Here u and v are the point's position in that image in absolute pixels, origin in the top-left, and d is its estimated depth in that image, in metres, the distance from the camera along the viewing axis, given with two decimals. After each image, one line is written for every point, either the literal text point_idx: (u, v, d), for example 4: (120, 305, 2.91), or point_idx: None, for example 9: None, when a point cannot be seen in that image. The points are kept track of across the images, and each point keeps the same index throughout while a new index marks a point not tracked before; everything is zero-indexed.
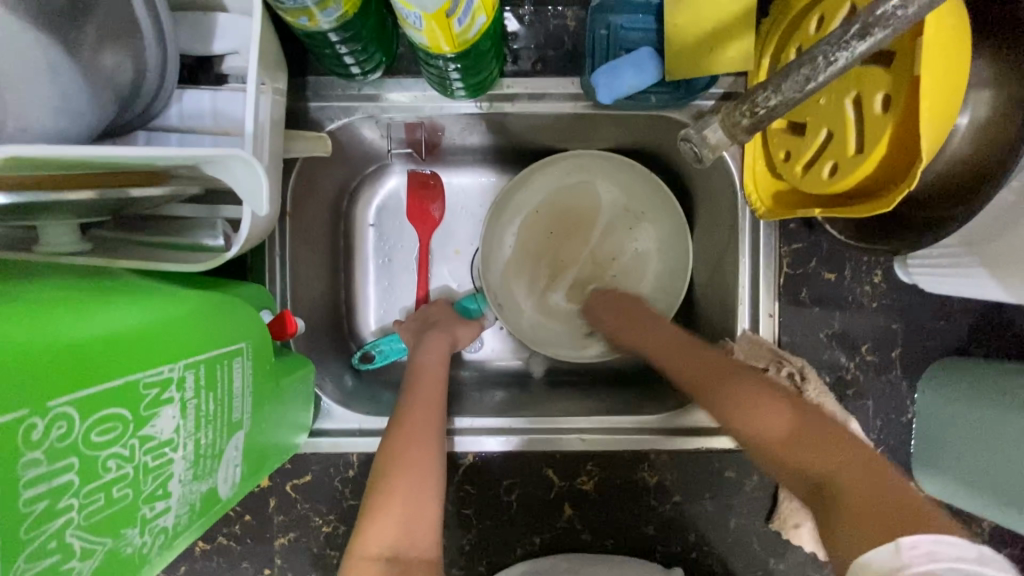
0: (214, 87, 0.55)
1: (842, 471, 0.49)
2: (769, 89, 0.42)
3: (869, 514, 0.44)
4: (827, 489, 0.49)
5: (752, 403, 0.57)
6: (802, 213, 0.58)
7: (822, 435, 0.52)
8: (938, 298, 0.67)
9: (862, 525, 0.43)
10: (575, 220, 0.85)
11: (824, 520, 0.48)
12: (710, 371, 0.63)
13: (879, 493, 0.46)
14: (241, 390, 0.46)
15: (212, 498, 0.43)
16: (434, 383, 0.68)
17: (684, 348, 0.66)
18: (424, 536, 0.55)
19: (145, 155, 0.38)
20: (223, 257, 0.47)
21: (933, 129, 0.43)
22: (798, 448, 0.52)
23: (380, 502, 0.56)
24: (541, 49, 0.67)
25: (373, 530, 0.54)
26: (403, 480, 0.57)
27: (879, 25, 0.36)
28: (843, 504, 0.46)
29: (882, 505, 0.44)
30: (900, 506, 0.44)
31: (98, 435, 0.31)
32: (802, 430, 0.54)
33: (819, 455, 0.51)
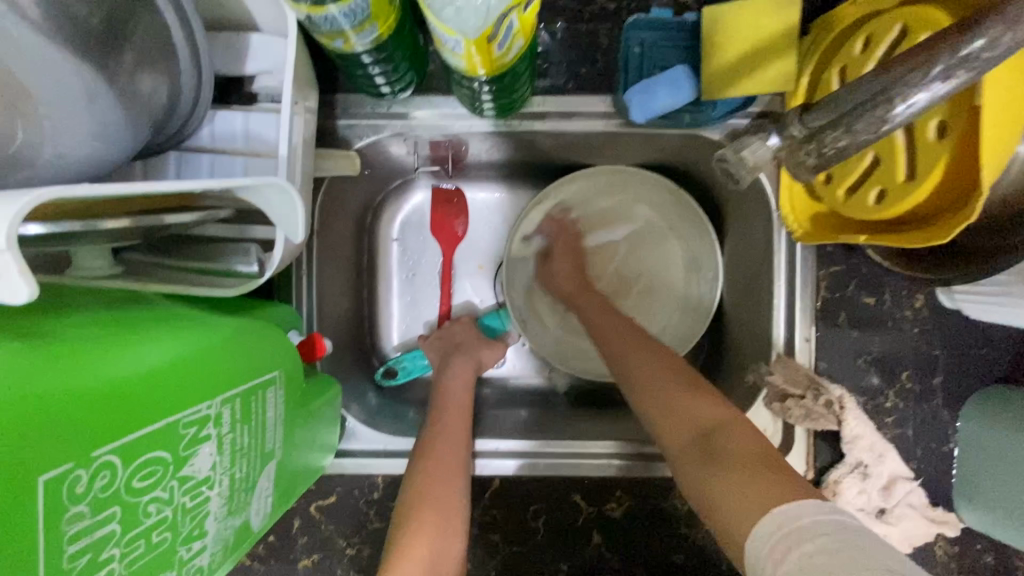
0: (247, 108, 0.55)
1: (732, 423, 0.52)
2: (839, 131, 0.41)
3: (750, 467, 0.48)
4: (713, 438, 0.52)
5: (665, 387, 0.57)
6: (847, 239, 0.56)
7: (728, 409, 0.54)
8: (983, 324, 0.65)
9: (742, 482, 0.47)
10: (601, 236, 0.84)
11: (699, 470, 0.51)
12: (646, 376, 0.60)
13: (762, 458, 0.49)
14: (274, 420, 0.45)
15: (245, 531, 0.42)
16: (458, 412, 0.67)
17: (633, 344, 0.65)
18: (448, 572, 0.53)
19: (181, 187, 0.37)
20: (255, 282, 0.46)
21: (993, 160, 0.41)
22: (699, 413, 0.54)
23: (407, 535, 0.54)
24: (574, 66, 0.66)
25: (402, 564, 0.51)
26: (428, 515, 0.56)
27: (963, 66, 0.35)
28: (728, 463, 0.49)
29: (754, 457, 0.49)
30: (778, 466, 0.48)
31: (139, 481, 0.30)
32: (710, 401, 0.55)
33: (719, 414, 0.54)
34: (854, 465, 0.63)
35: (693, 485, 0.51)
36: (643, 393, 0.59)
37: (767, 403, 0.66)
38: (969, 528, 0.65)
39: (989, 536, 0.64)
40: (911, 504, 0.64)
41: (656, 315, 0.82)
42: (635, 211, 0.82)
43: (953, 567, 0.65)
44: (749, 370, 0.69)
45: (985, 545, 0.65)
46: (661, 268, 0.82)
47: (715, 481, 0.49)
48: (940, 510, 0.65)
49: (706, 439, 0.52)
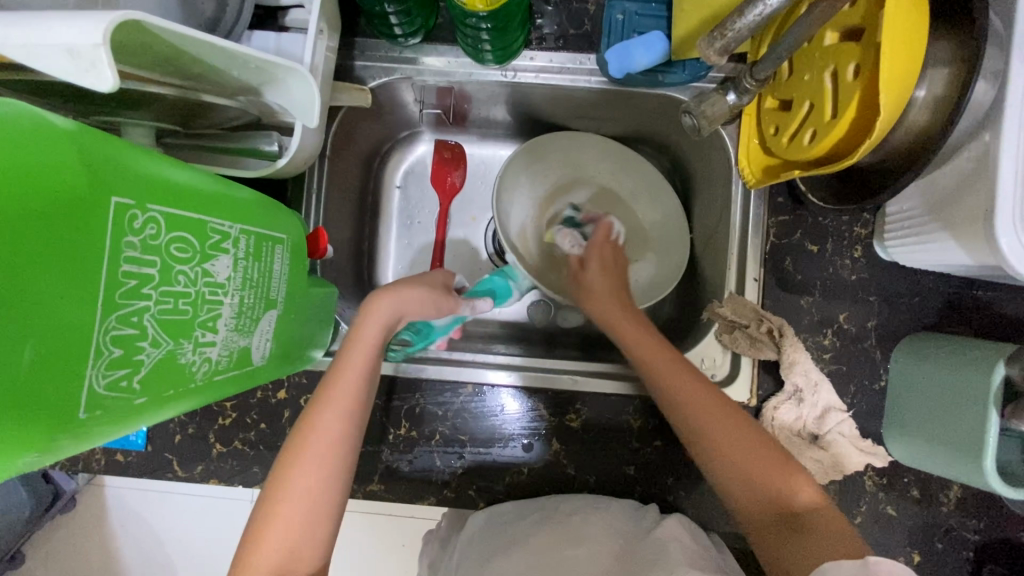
0: (280, 31, 0.64)
1: (810, 501, 0.55)
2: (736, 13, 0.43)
3: (824, 537, 0.52)
4: (793, 514, 0.55)
5: (751, 455, 0.59)
6: (786, 178, 0.64)
7: (807, 481, 0.57)
8: (914, 276, 0.72)
9: (824, 543, 0.51)
10: (571, 200, 0.92)
11: (782, 545, 0.54)
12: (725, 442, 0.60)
13: (841, 526, 0.53)
14: (279, 273, 0.53)
15: (246, 358, 0.50)
16: (343, 375, 0.58)
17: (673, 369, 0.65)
18: (307, 556, 0.52)
19: (227, 55, 0.46)
20: (274, 167, 0.57)
21: (893, 91, 0.50)
22: (787, 483, 0.56)
23: (267, 520, 0.51)
24: (563, 28, 0.75)
25: (257, 554, 0.50)
26: (291, 505, 0.52)
27: None
28: (814, 534, 0.52)
29: (829, 529, 0.52)
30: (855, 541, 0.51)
31: (175, 249, 0.38)
32: (789, 474, 0.57)
33: (801, 489, 0.56)
34: (793, 392, 0.70)
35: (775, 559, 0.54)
36: (720, 448, 0.60)
37: (718, 336, 0.74)
38: (896, 460, 0.71)
39: (913, 468, 0.71)
40: (842, 433, 0.70)
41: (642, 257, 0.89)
42: (589, 178, 0.92)
43: (880, 496, 0.71)
44: (705, 308, 0.77)
45: (910, 478, 0.71)
46: (629, 219, 0.91)
47: (796, 548, 0.53)
48: (870, 442, 0.71)
49: (793, 512, 0.55)
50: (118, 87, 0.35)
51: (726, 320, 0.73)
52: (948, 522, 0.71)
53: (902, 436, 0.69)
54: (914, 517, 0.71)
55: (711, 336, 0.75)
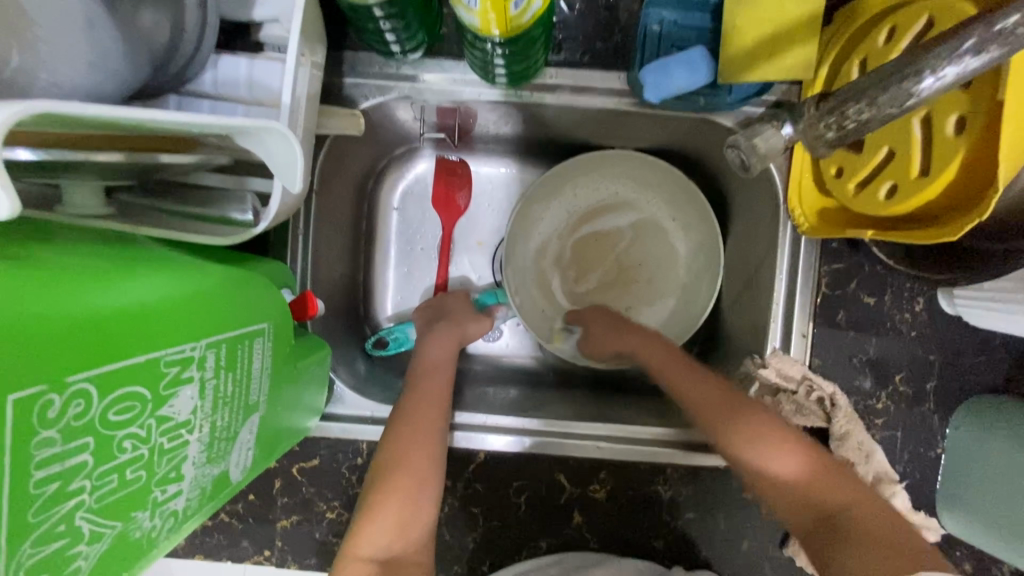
0: (251, 55, 0.53)
1: (857, 506, 0.53)
2: (862, 103, 0.39)
3: (873, 546, 0.49)
4: (839, 520, 0.53)
5: (777, 455, 0.57)
6: (853, 234, 0.55)
7: (851, 483, 0.55)
8: (981, 333, 0.64)
9: (874, 560, 0.49)
10: (608, 222, 0.84)
11: (824, 554, 0.52)
12: (766, 446, 0.58)
13: (882, 530, 0.51)
14: (260, 371, 0.44)
15: (224, 481, 0.42)
16: (440, 371, 0.64)
17: (685, 373, 0.65)
18: (417, 536, 0.53)
19: (178, 121, 0.36)
20: (250, 232, 0.45)
21: (1010, 157, 0.40)
22: (813, 480, 0.56)
23: (378, 497, 0.53)
24: (589, 40, 0.64)
25: (369, 530, 0.51)
26: (401, 482, 0.54)
27: (997, 41, 0.32)
28: (854, 538, 0.51)
29: (878, 536, 0.50)
30: (896, 541, 0.50)
31: (115, 415, 0.29)
32: (823, 474, 0.56)
33: (839, 491, 0.55)
34: (841, 463, 0.63)
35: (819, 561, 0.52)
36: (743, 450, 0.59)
37: (759, 396, 0.67)
38: (949, 533, 0.65)
39: (968, 543, 0.65)
40: (894, 506, 0.64)
41: (661, 302, 0.82)
42: (637, 200, 0.83)
43: None
44: (743, 362, 0.69)
45: (963, 552, 0.65)
46: (660, 258, 0.82)
47: (845, 558, 0.50)
48: (922, 514, 0.65)
49: (834, 517, 0.53)
50: (18, 214, 0.26)
51: (770, 381, 0.65)
52: None
53: (959, 513, 0.64)
54: None
55: (750, 396, 0.67)
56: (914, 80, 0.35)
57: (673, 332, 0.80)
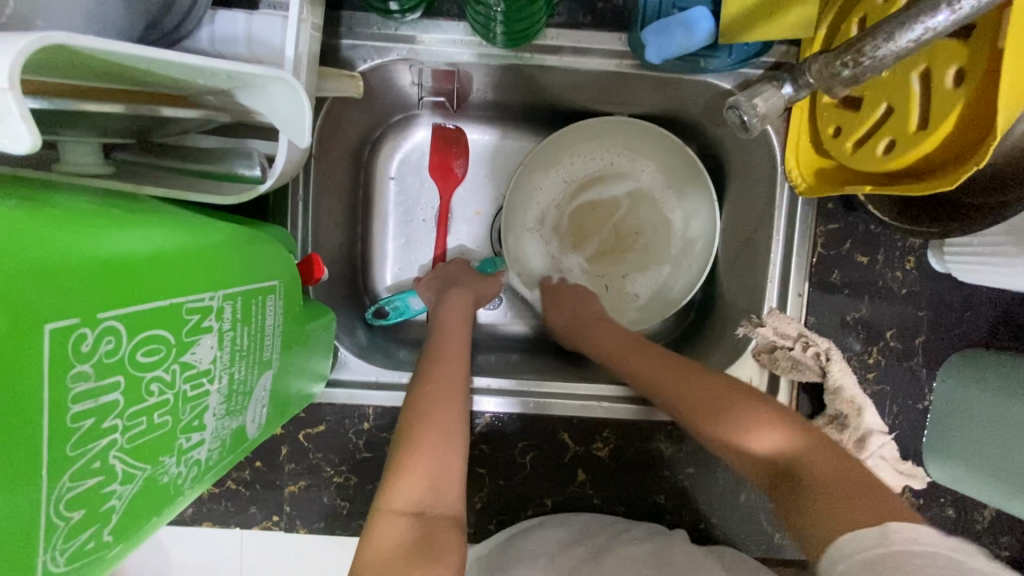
0: (250, 11, 0.52)
1: (808, 452, 0.53)
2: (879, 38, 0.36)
3: (840, 499, 0.48)
4: (794, 478, 0.53)
5: (744, 416, 0.58)
6: (852, 190, 0.57)
7: (802, 432, 0.55)
8: (967, 288, 0.67)
9: (844, 509, 0.47)
10: (605, 191, 0.84)
11: (792, 513, 0.52)
12: (692, 400, 0.61)
13: (849, 481, 0.49)
14: (272, 328, 0.44)
15: (241, 437, 0.42)
16: (456, 339, 0.66)
17: (637, 350, 0.69)
18: (450, 489, 0.53)
19: (190, 67, 0.35)
20: (254, 190, 0.45)
21: (1010, 103, 0.42)
22: (773, 440, 0.56)
23: (406, 453, 0.53)
24: (591, 1, 0.64)
25: (399, 485, 0.51)
26: (428, 439, 0.54)
27: None
28: (818, 490, 0.50)
29: (839, 485, 0.49)
30: (873, 492, 0.48)
31: (143, 356, 0.29)
32: (780, 428, 0.56)
33: (799, 446, 0.54)
34: (834, 416, 0.66)
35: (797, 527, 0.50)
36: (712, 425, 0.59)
37: (755, 354, 0.69)
38: (934, 481, 0.68)
39: (952, 488, 0.68)
40: (884, 456, 0.66)
41: (658, 269, 0.83)
42: (635, 168, 0.83)
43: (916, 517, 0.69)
44: (740, 323, 0.71)
45: (947, 498, 0.68)
46: (657, 225, 0.83)
47: (806, 509, 0.50)
48: (910, 463, 0.68)
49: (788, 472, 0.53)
50: (39, 149, 0.26)
51: (767, 339, 0.67)
52: (982, 539, 0.69)
53: (945, 459, 0.67)
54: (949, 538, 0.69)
55: (747, 354, 0.69)
56: (929, 12, 0.34)
57: (671, 298, 0.81)
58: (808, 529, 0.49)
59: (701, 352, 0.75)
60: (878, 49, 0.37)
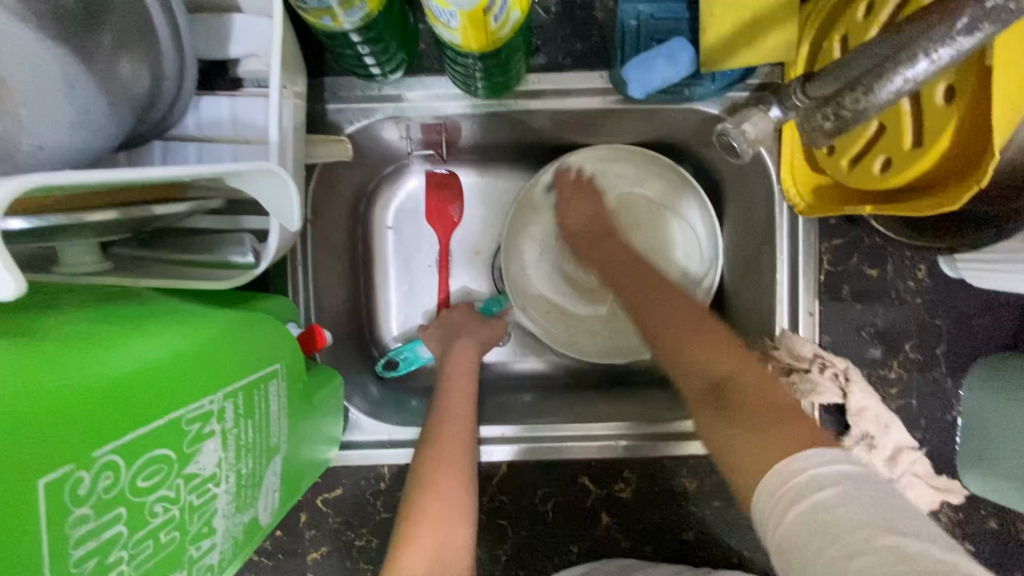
0: (233, 93, 0.53)
1: (746, 381, 0.57)
2: (860, 90, 0.39)
3: (762, 424, 0.52)
4: (721, 396, 0.57)
5: (692, 342, 0.61)
6: (851, 210, 0.55)
7: (745, 360, 0.59)
8: (985, 292, 0.65)
9: (757, 434, 0.51)
10: None
11: (714, 426, 0.56)
12: (661, 306, 0.66)
13: (784, 413, 0.52)
14: (277, 414, 0.44)
15: (254, 527, 0.42)
16: (463, 395, 0.65)
17: (633, 272, 0.71)
18: (456, 559, 0.51)
19: (171, 175, 0.36)
20: (251, 274, 0.45)
21: (1005, 121, 0.41)
22: (721, 360, 0.59)
23: (409, 524, 0.53)
24: (568, 42, 0.64)
25: (405, 557, 0.50)
26: (433, 508, 0.54)
27: (988, 19, 0.34)
28: (746, 412, 0.54)
29: (774, 416, 0.52)
30: (794, 427, 0.51)
31: (143, 481, 0.30)
32: (719, 352, 0.60)
33: (745, 374, 0.57)
34: (861, 437, 0.64)
35: (713, 435, 0.55)
36: (662, 341, 0.64)
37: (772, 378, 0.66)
38: (972, 494, 0.66)
39: (992, 500, 0.65)
40: (917, 473, 0.64)
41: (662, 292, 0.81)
42: (630, 192, 0.82)
43: (958, 533, 0.66)
44: (753, 346, 0.69)
45: (989, 510, 0.66)
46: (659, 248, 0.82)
47: (738, 436, 0.52)
48: (945, 478, 0.65)
49: (723, 397, 0.57)
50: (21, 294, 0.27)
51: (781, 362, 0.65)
52: None
53: (981, 471, 0.65)
54: (995, 552, 0.66)
55: None
56: (909, 63, 0.36)
57: None
58: (731, 449, 0.53)
59: None
60: (859, 101, 0.39)
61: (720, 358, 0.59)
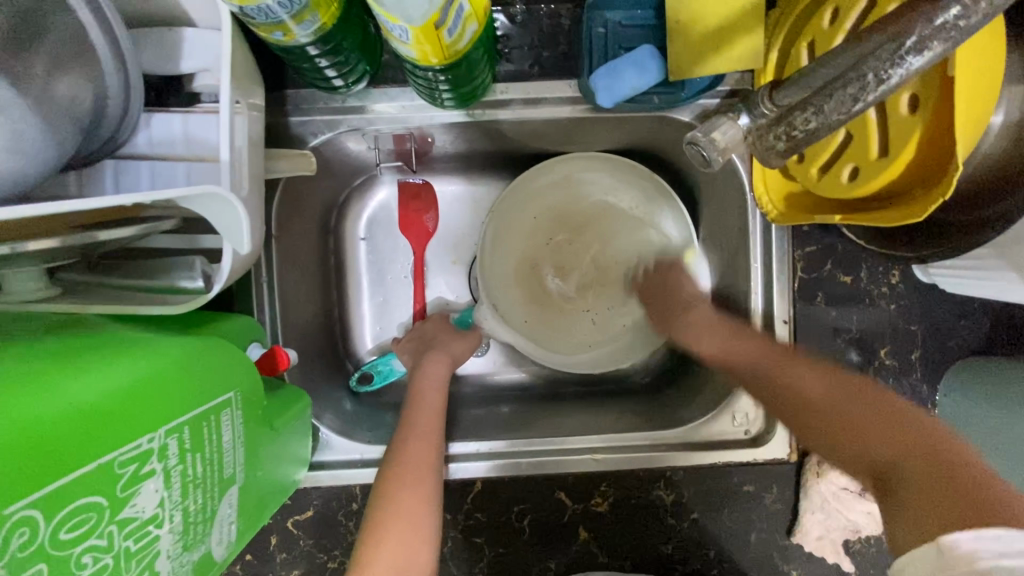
0: (185, 110, 0.51)
1: (907, 458, 0.47)
2: (809, 111, 0.38)
3: (936, 503, 0.43)
4: (891, 479, 0.48)
5: (856, 430, 0.52)
6: (819, 218, 0.55)
7: (892, 421, 0.51)
8: (959, 297, 0.65)
9: (923, 515, 0.43)
10: (578, 225, 0.82)
11: (885, 510, 0.47)
12: (767, 367, 0.60)
13: (939, 486, 0.44)
14: (232, 444, 0.42)
15: (207, 562, 0.41)
16: (433, 411, 0.64)
17: (739, 339, 0.63)
18: None
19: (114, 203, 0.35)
20: (205, 296, 0.43)
21: (966, 131, 0.40)
22: (891, 425, 0.51)
23: (368, 548, 0.51)
24: (536, 50, 0.63)
25: None
26: (394, 530, 0.52)
27: (937, 37, 0.32)
28: (915, 503, 0.45)
29: (931, 496, 0.44)
30: (968, 488, 0.43)
31: (68, 532, 0.30)
32: (881, 426, 0.51)
33: (896, 443, 0.49)
34: None
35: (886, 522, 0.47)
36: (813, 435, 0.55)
37: None
38: None
39: None
40: None
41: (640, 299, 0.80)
42: (606, 199, 0.81)
43: None
44: None
45: None
46: (636, 254, 0.81)
47: (910, 515, 0.44)
48: None
49: (886, 476, 0.48)
50: None
51: None
52: None
53: None
54: None
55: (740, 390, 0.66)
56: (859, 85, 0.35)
57: None
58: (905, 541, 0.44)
59: (694, 385, 0.72)
60: (809, 120, 0.38)
61: (871, 430, 0.51)
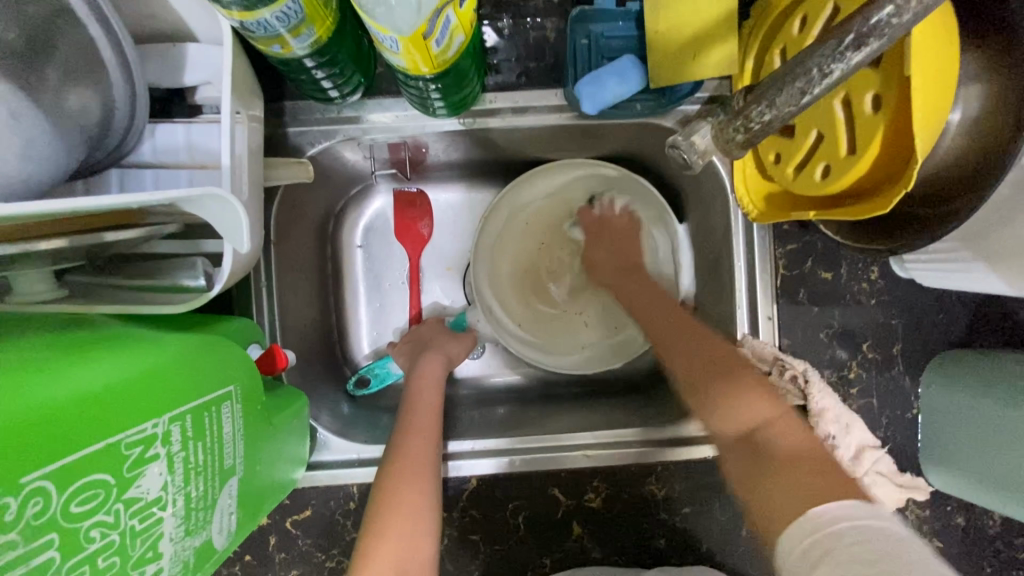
0: (189, 120, 0.54)
1: (775, 423, 0.54)
2: (763, 104, 0.43)
3: (799, 474, 0.48)
4: (759, 439, 0.54)
5: (739, 373, 0.58)
6: (796, 216, 0.57)
7: (773, 397, 0.56)
8: (936, 290, 0.67)
9: (784, 486, 0.48)
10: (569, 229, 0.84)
11: (744, 476, 0.53)
12: (696, 358, 0.62)
13: (809, 461, 0.49)
14: (233, 435, 0.44)
15: (208, 550, 0.42)
16: (429, 410, 0.65)
17: (663, 319, 0.68)
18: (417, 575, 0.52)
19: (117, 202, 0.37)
20: (205, 296, 0.45)
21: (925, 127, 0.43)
22: (752, 413, 0.56)
23: (370, 544, 0.53)
24: (523, 61, 0.66)
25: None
26: (394, 525, 0.54)
27: (874, 34, 0.34)
28: (772, 461, 0.51)
29: (796, 461, 0.50)
30: (808, 475, 0.47)
31: (77, 505, 0.32)
32: (760, 397, 0.56)
33: (775, 416, 0.55)
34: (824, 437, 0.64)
35: (742, 484, 0.52)
36: (705, 376, 0.60)
37: None
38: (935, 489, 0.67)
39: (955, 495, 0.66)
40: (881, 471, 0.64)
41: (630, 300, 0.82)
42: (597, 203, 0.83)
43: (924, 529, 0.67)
44: None
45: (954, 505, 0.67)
46: None
47: (768, 481, 0.49)
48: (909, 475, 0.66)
49: (753, 436, 0.54)
50: None
51: None
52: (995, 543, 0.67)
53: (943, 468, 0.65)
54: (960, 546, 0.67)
55: None
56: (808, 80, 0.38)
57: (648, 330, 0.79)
58: (761, 496, 0.49)
59: None
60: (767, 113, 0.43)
61: (756, 403, 0.56)
